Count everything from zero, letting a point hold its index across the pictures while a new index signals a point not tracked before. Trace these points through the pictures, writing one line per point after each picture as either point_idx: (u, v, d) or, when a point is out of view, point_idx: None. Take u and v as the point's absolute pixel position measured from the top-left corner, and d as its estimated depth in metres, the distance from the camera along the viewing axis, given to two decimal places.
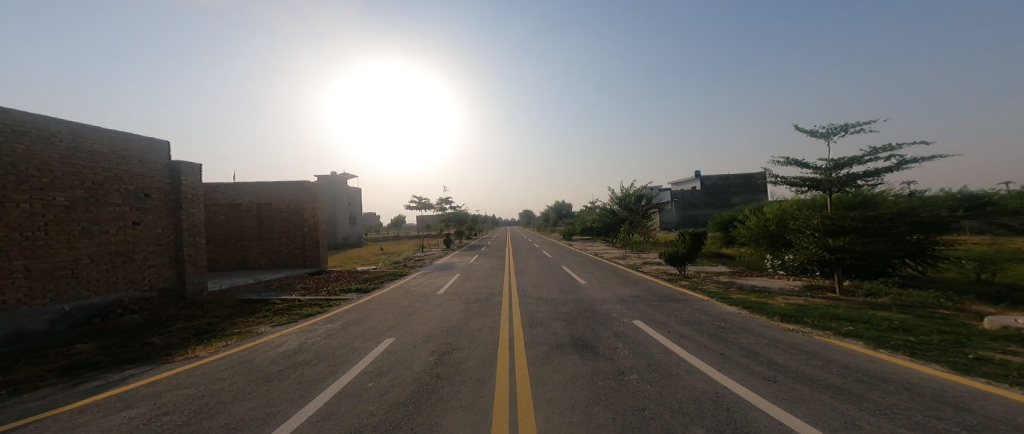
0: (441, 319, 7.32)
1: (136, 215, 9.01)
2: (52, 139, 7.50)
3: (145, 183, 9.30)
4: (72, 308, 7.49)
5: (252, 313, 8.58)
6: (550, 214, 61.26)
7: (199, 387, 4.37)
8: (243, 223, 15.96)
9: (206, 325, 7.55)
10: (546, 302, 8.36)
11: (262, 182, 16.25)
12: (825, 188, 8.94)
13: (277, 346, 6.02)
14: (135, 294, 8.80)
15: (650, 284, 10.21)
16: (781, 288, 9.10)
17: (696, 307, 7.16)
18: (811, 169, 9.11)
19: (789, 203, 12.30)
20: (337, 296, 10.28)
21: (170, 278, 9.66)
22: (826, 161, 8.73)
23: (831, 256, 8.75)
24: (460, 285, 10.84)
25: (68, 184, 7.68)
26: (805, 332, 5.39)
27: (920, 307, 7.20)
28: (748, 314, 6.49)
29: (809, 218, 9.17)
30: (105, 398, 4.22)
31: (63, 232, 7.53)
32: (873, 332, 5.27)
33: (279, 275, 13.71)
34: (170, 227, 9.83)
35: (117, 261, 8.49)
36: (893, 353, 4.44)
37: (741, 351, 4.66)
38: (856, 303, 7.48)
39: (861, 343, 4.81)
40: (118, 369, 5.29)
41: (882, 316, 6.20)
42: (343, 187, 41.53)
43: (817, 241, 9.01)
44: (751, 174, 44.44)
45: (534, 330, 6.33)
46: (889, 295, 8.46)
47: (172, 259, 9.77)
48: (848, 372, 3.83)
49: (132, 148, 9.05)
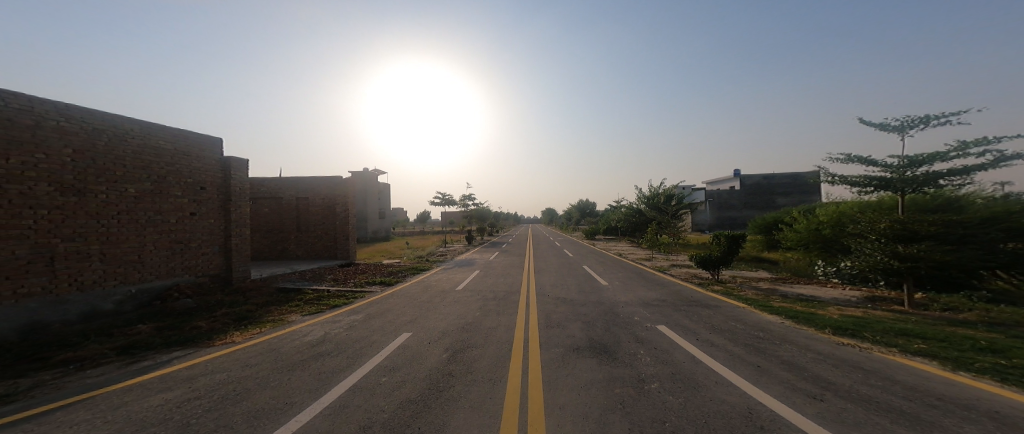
0: (458, 316, 7.23)
1: (193, 206, 9.46)
2: (125, 136, 7.98)
3: (202, 177, 9.73)
4: (137, 290, 7.99)
5: (285, 302, 8.85)
6: (574, 212, 60.48)
7: (230, 372, 4.48)
8: (286, 215, 16.64)
9: (246, 312, 7.84)
10: (564, 302, 8.14)
11: (301, 177, 16.83)
12: (897, 189, 8.18)
13: (304, 335, 6.14)
14: (190, 279, 9.27)
15: (677, 288, 9.75)
16: (834, 298, 8.40)
17: (728, 314, 6.71)
18: (880, 167, 8.35)
19: (847, 205, 11.36)
20: (362, 288, 10.48)
21: (219, 266, 10.09)
22: (900, 159, 7.94)
23: (900, 264, 8.01)
24: (480, 282, 10.78)
25: (137, 177, 8.16)
26: (864, 347, 4.93)
27: (1009, 325, 6.45)
28: (798, 325, 5.97)
29: (874, 221, 8.47)
30: (150, 378, 4.39)
31: (133, 220, 8.04)
32: (951, 351, 4.72)
33: (311, 266, 14.17)
34: (221, 218, 10.24)
35: (176, 249, 8.94)
36: (978, 377, 3.94)
37: (782, 364, 4.27)
38: (930, 318, 6.75)
39: (935, 364, 4.30)
40: (167, 350, 5.56)
41: (963, 334, 5.56)
42: (375, 183, 42.64)
43: (882, 246, 8.33)
44: (798, 174, 41.87)
45: (551, 331, 6.14)
46: (970, 311, 7.59)
47: (221, 248, 10.19)
48: (917, 395, 3.42)
49: (190, 144, 9.46)
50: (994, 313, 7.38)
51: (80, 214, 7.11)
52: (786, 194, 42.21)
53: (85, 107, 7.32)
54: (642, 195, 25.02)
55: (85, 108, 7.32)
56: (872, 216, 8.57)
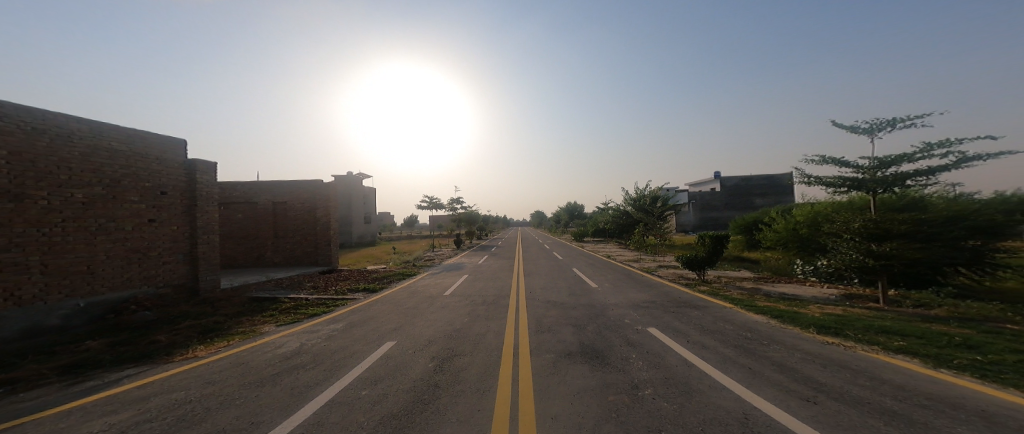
0: (446, 322, 7.02)
1: (153, 212, 8.97)
2: (72, 137, 7.52)
3: (163, 180, 9.26)
4: (87, 304, 7.50)
5: (258, 313, 8.41)
6: (562, 215, 60.70)
7: (189, 391, 4.18)
8: (261, 221, 15.98)
9: (213, 324, 7.41)
10: (554, 306, 8.00)
11: (278, 181, 16.30)
12: (869, 189, 8.34)
13: (278, 347, 5.84)
14: (150, 291, 8.76)
15: (665, 289, 9.72)
16: (815, 296, 8.51)
17: (716, 315, 6.66)
18: (852, 168, 8.51)
19: (823, 205, 11.52)
20: (344, 296, 10.11)
21: (184, 275, 9.59)
22: (871, 160, 8.10)
23: (875, 262, 8.15)
24: (467, 287, 10.56)
25: (86, 181, 7.69)
26: (848, 345, 4.87)
27: (982, 321, 6.57)
28: (781, 324, 5.91)
29: (849, 221, 8.58)
30: (96, 400, 4.06)
31: (81, 228, 7.56)
32: (931, 348, 4.71)
33: (289, 273, 13.67)
34: (186, 224, 9.75)
35: (133, 258, 8.46)
36: (962, 375, 3.91)
37: (768, 363, 4.19)
38: (906, 315, 6.80)
39: (916, 361, 4.29)
40: (118, 367, 5.17)
41: (939, 330, 5.57)
42: (360, 187, 41.93)
43: (858, 245, 8.44)
44: (776, 175, 42.97)
45: (541, 336, 5.99)
46: (942, 306, 7.77)
47: (187, 256, 9.69)
48: (905, 395, 3.39)
49: (149, 145, 9.01)
50: (966, 308, 7.51)
51: (17, 222, 6.65)
52: (764, 195, 43.25)
53: (23, 106, 6.88)
54: (628, 197, 25.17)
55: (23, 106, 6.89)
56: (846, 216, 8.69)
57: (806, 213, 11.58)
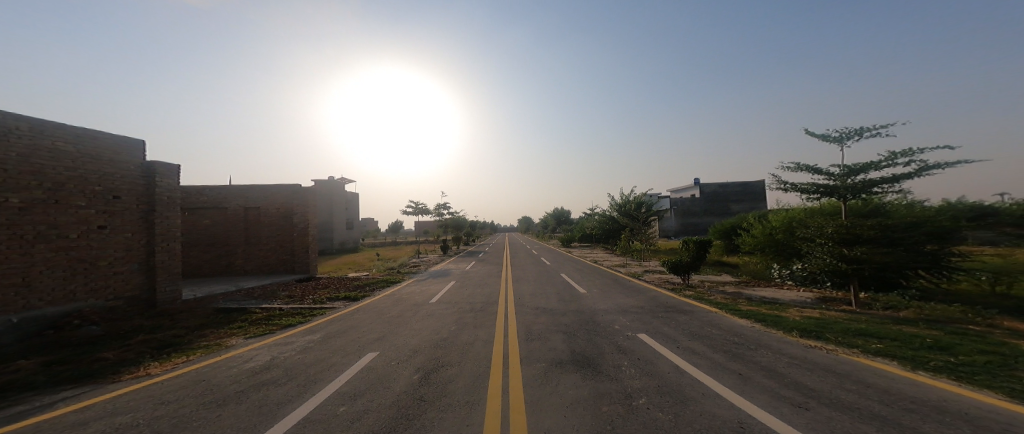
0: (432, 330, 6.82)
1: (103, 218, 8.48)
2: (8, 135, 7.03)
3: (115, 184, 8.78)
4: (20, 320, 6.87)
5: (226, 325, 8.07)
6: (549, 221, 60.92)
7: (138, 413, 3.87)
8: (231, 227, 15.35)
9: (170, 338, 7.11)
10: (544, 312, 7.88)
11: (251, 185, 15.76)
12: (841, 197, 8.17)
13: (246, 361, 5.64)
14: (97, 304, 8.21)
15: (652, 294, 9.71)
16: (793, 300, 8.61)
17: (704, 320, 6.60)
18: (822, 175, 8.30)
19: (801, 210, 11.67)
20: (323, 305, 9.73)
21: (139, 287, 9.08)
22: (839, 167, 8.00)
23: (847, 266, 8.20)
24: (454, 293, 10.35)
25: (23, 184, 7.18)
26: (826, 349, 4.52)
27: (947, 322, 6.62)
28: (760, 327, 5.83)
29: (822, 226, 8.73)
30: (27, 425, 3.71)
31: (17, 236, 7.04)
32: (906, 351, 4.43)
33: (262, 282, 13.10)
34: (142, 232, 9.28)
35: (78, 268, 7.94)
36: (934, 375, 3.66)
37: (753, 365, 4.12)
38: (877, 317, 6.70)
39: (891, 361, 4.04)
40: (54, 389, 4.84)
41: (909, 332, 5.42)
42: (342, 193, 41.15)
43: (831, 249, 8.52)
44: (751, 182, 44.28)
45: (531, 344, 5.85)
46: (909, 308, 7.80)
47: (142, 266, 9.20)
48: (889, 399, 3.12)
49: (100, 146, 8.53)
50: (934, 310, 7.59)
51: None
52: (741, 202, 44.46)
53: None
54: (613, 202, 25.40)
55: None
56: (820, 221, 8.86)
57: (785, 219, 11.73)
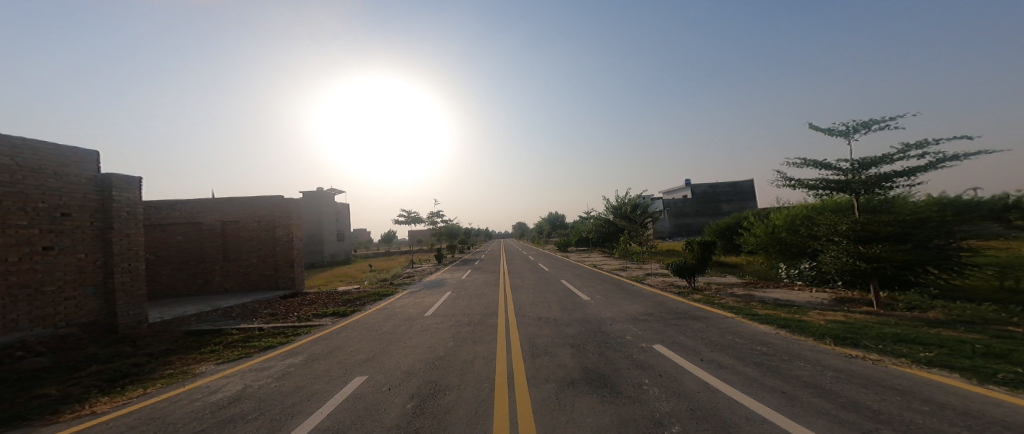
0: (427, 348, 6.25)
1: (49, 238, 7.81)
2: None
3: (62, 199, 8.10)
4: None
5: (196, 349, 7.40)
6: (544, 226, 60.39)
7: None
8: (206, 243, 14.57)
9: (129, 367, 6.44)
10: (547, 323, 7.31)
11: (227, 198, 15.01)
12: (854, 192, 7.59)
13: (212, 392, 5.03)
14: (46, 333, 7.51)
15: (660, 299, 9.17)
16: (809, 302, 8.09)
17: (722, 327, 6.06)
18: (832, 170, 7.79)
19: (805, 207, 11.11)
20: (308, 323, 9.06)
21: (95, 312, 8.36)
22: (850, 160, 7.47)
23: (867, 265, 7.47)
24: (450, 305, 9.71)
25: None
26: (873, 359, 3.91)
27: (981, 324, 6.09)
28: (785, 334, 5.21)
29: (833, 223, 7.95)
30: None
31: None
32: (962, 360, 3.84)
33: (240, 301, 12.25)
34: (97, 251, 8.58)
35: (20, 295, 7.24)
36: (1012, 391, 3.10)
37: (796, 381, 3.59)
38: (908, 320, 6.13)
39: (952, 374, 3.47)
40: None
41: (951, 337, 4.79)
42: (332, 203, 40.17)
43: (846, 248, 7.75)
44: (738, 182, 44.61)
45: (539, 361, 5.29)
46: (937, 310, 7.27)
47: (99, 289, 8.50)
48: (965, 419, 2.65)
49: (44, 158, 7.88)
50: (962, 311, 7.09)
51: None
52: (729, 201, 44.61)
53: None
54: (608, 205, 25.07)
55: None
56: (830, 218, 8.07)
57: (789, 216, 11.19)
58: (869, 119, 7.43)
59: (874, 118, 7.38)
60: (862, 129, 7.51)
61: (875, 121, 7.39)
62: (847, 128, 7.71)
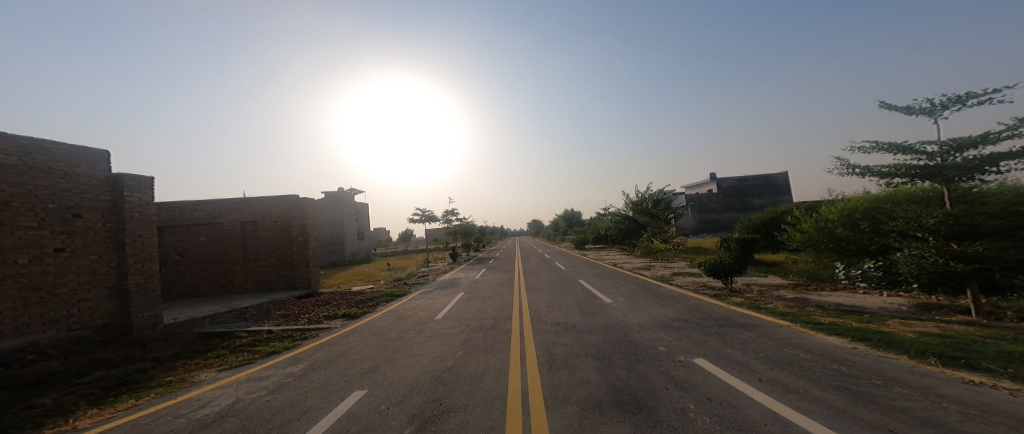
0: (433, 357, 5.64)
1: (61, 239, 7.41)
2: None
3: (73, 200, 7.68)
4: None
5: (202, 353, 6.68)
6: (561, 223, 59.29)
7: None
8: (227, 243, 14.52)
9: (130, 374, 5.64)
10: (566, 329, 6.60)
11: (246, 198, 14.91)
12: (944, 179, 6.47)
13: (201, 404, 4.27)
14: (59, 336, 7.15)
15: (693, 303, 8.29)
16: (883, 309, 7.00)
17: (778, 339, 5.17)
18: (913, 154, 6.72)
19: (866, 198, 9.89)
20: (318, 325, 8.61)
21: (110, 314, 7.96)
22: (940, 142, 6.39)
23: (964, 267, 6.36)
24: (462, 308, 9.07)
25: None
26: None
27: None
28: (883, 355, 4.38)
29: (917, 215, 6.87)
30: None
31: None
32: None
33: (255, 301, 12.02)
34: (111, 253, 8.15)
35: (31, 298, 6.88)
36: None
37: (916, 425, 2.74)
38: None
39: None
40: None
41: None
42: (351, 203, 40.32)
43: (933, 246, 6.67)
44: (770, 175, 42.33)
45: (556, 376, 4.60)
46: None
47: (113, 291, 8.10)
48: None
49: (53, 158, 7.46)
50: None
51: None
52: (760, 195, 42.39)
53: None
54: (630, 201, 24.08)
55: None
56: (911, 210, 6.98)
57: (847, 209, 10.00)
58: (963, 93, 6.38)
59: (970, 91, 6.32)
60: (952, 104, 6.46)
61: (971, 95, 6.34)
62: (933, 104, 6.66)
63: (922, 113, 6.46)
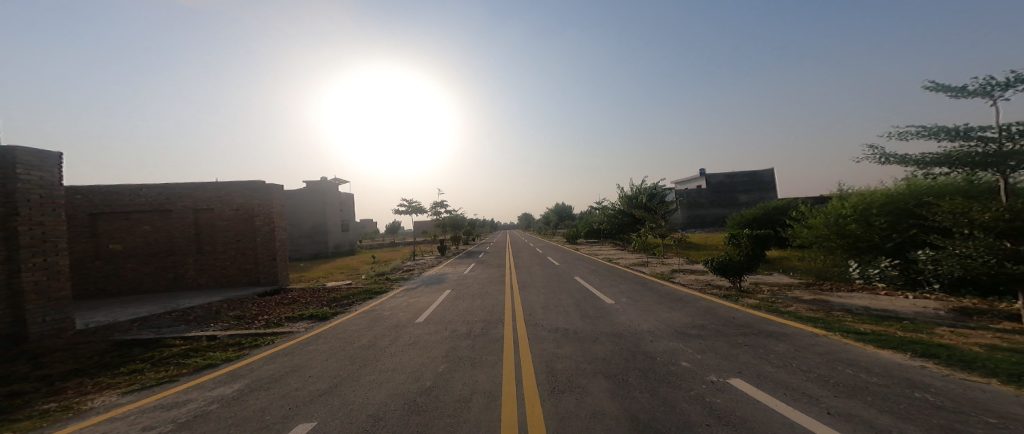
0: (410, 374, 4.65)
1: None
2: None
3: None
4: None
5: (111, 369, 5.52)
6: (551, 217, 58.39)
7: None
8: (176, 233, 13.18)
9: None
10: (568, 338, 5.69)
11: (200, 183, 13.59)
12: (1003, 167, 5.71)
13: None
14: None
15: (705, 305, 7.46)
16: (919, 313, 6.21)
17: (822, 353, 4.28)
18: (966, 139, 5.94)
19: (878, 190, 9.20)
20: (278, 329, 7.52)
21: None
22: (1002, 125, 5.62)
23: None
24: (448, 309, 8.09)
25: None
26: None
27: None
28: (968, 377, 3.50)
29: (966, 209, 6.11)
30: None
31: None
32: None
33: (206, 300, 10.72)
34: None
35: None
36: None
37: None
38: None
39: None
40: None
41: None
42: (335, 193, 38.73)
43: (985, 243, 5.90)
44: (758, 171, 42.14)
45: (567, 404, 3.65)
46: None
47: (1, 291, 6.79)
48: None
49: None
50: None
51: None
52: (747, 192, 42.31)
53: None
54: (624, 194, 23.47)
55: None
56: (959, 203, 6.22)
57: (860, 203, 9.24)
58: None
59: None
60: (1014, 84, 5.68)
61: None
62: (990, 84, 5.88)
63: (979, 92, 5.68)
